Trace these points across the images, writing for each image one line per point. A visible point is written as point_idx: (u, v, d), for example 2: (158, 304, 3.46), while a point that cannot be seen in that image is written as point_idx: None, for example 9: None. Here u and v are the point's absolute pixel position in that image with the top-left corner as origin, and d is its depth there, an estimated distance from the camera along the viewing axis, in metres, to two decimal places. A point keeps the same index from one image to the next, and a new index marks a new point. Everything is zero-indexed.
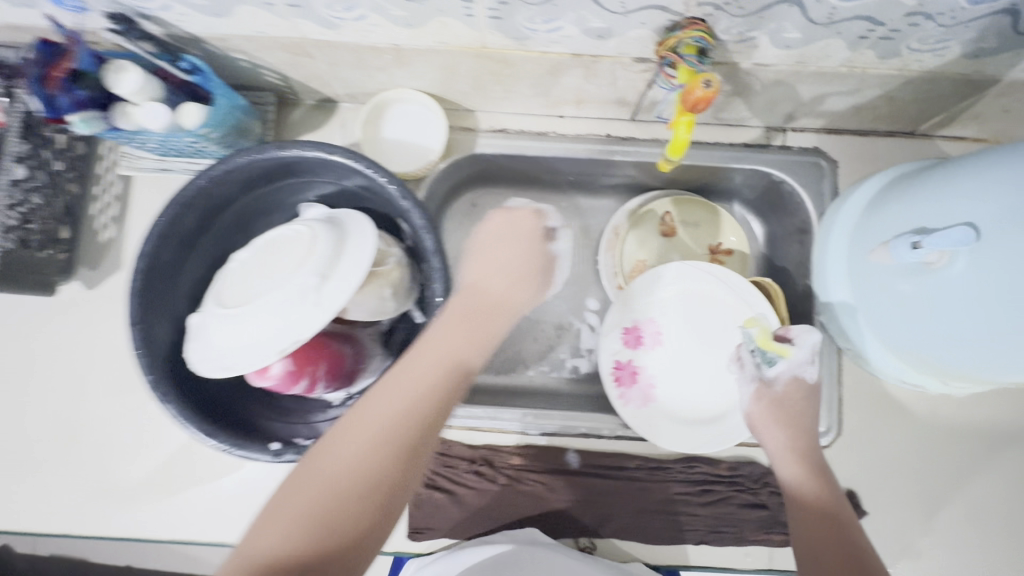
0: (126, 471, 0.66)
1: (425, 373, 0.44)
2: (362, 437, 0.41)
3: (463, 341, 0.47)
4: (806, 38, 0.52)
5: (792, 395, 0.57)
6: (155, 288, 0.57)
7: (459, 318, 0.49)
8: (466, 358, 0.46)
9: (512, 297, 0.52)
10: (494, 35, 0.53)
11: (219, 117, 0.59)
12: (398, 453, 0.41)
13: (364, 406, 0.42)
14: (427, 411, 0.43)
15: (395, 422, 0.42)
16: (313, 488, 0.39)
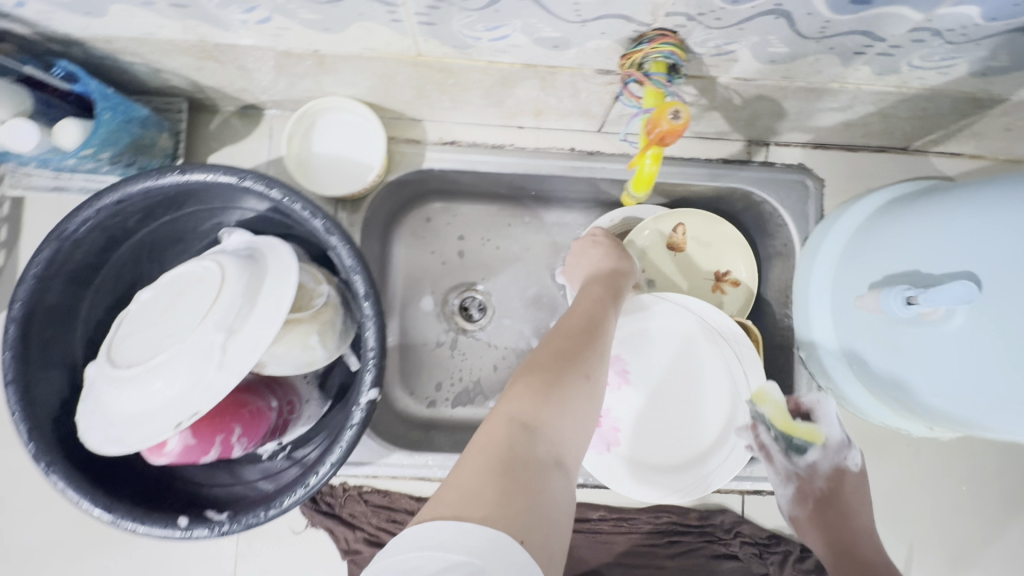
0: (27, 531, 0.59)
1: (574, 336, 0.46)
2: (527, 388, 0.41)
3: (593, 318, 0.49)
4: (793, 53, 0.44)
5: (840, 489, 0.53)
6: (36, 338, 0.49)
7: (590, 304, 0.51)
8: (608, 331, 0.49)
9: (619, 290, 0.55)
10: (430, 42, 0.45)
11: (106, 134, 0.49)
12: (569, 407, 0.41)
13: (546, 360, 0.44)
14: (591, 369, 0.44)
15: (544, 377, 0.42)
16: (509, 437, 0.38)
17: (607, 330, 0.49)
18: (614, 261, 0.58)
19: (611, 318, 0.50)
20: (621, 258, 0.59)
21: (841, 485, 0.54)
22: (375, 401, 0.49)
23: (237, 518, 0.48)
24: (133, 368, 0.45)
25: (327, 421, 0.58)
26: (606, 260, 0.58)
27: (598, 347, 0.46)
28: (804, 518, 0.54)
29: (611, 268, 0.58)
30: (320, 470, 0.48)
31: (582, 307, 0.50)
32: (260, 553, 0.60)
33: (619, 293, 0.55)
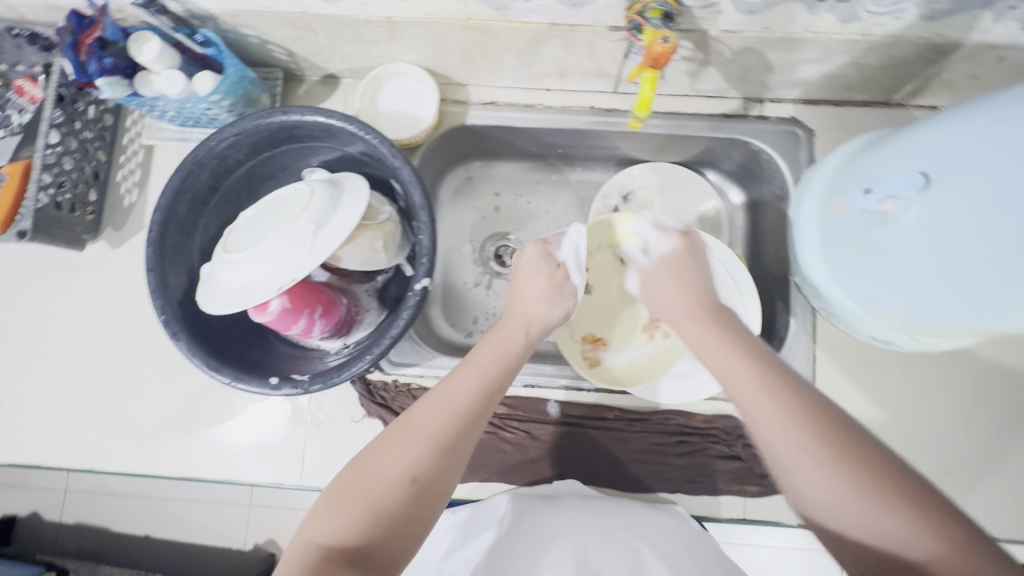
0: (145, 412, 0.73)
1: (453, 398, 0.50)
2: (397, 442, 0.48)
3: (477, 380, 0.52)
4: (767, 3, 0.55)
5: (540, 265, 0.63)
6: (170, 240, 0.63)
7: (484, 359, 0.54)
8: (492, 392, 0.52)
9: (524, 346, 0.57)
10: (477, 5, 0.58)
11: (229, 85, 0.64)
12: (437, 461, 0.47)
13: (427, 418, 0.49)
14: (465, 431, 0.49)
15: (418, 435, 0.48)
16: (379, 482, 0.46)
17: (494, 390, 0.52)
18: (559, 303, 0.62)
19: (497, 380, 0.53)
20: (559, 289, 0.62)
21: (680, 268, 0.63)
22: (427, 288, 0.61)
23: (315, 380, 0.60)
24: (243, 252, 0.58)
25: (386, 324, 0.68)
26: (550, 292, 0.62)
27: (475, 409, 0.50)
28: (780, 436, 0.45)
29: (544, 313, 0.61)
30: (382, 342, 0.60)
31: (478, 363, 0.53)
32: (327, 439, 0.72)
33: (520, 351, 0.57)
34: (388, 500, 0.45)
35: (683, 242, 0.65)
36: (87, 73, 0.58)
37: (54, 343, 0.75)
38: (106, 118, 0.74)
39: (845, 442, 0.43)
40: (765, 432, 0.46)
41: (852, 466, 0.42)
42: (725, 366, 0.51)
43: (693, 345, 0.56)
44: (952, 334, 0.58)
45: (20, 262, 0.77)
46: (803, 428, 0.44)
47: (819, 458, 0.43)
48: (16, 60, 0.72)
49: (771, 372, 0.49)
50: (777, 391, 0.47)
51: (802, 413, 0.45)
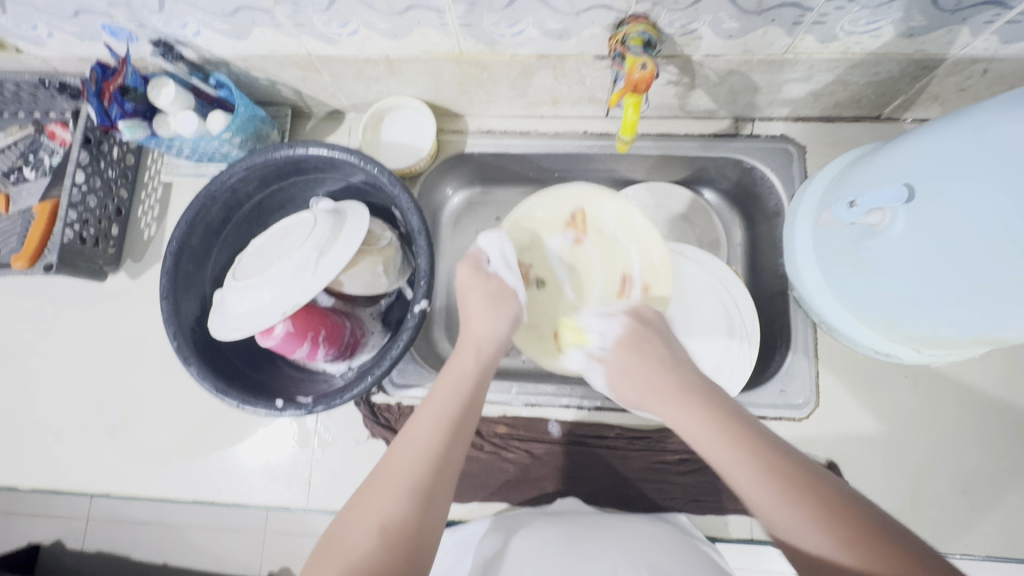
0: (160, 437, 0.76)
1: (415, 442, 0.49)
2: (372, 497, 0.46)
3: (438, 418, 0.51)
4: (744, 28, 0.57)
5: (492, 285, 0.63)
6: (182, 269, 0.66)
7: (441, 396, 0.53)
8: (456, 429, 0.51)
9: (483, 372, 0.56)
10: (468, 41, 0.62)
11: (240, 123, 0.69)
12: (408, 507, 0.45)
13: (392, 467, 0.48)
14: (434, 472, 0.47)
15: (390, 486, 0.47)
16: (353, 541, 0.44)
17: (457, 428, 0.51)
18: (503, 310, 0.62)
19: (462, 415, 0.52)
20: (498, 311, 0.61)
21: (646, 347, 0.58)
22: (425, 310, 0.62)
23: (318, 403, 0.62)
24: (250, 280, 0.61)
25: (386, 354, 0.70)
26: (488, 307, 0.61)
27: (439, 449, 0.49)
28: (763, 495, 0.43)
29: (489, 335, 0.59)
30: (383, 364, 0.61)
31: (436, 403, 0.52)
32: (332, 460, 0.73)
33: (478, 380, 0.55)
34: (366, 557, 0.43)
35: (631, 326, 0.60)
36: (110, 117, 0.63)
37: (77, 371, 0.79)
38: (129, 157, 0.80)
39: (816, 493, 0.42)
40: (747, 488, 0.44)
41: (837, 521, 0.40)
42: (703, 433, 0.48)
43: (694, 442, 0.49)
44: (953, 345, 0.58)
45: (48, 294, 0.81)
46: (786, 499, 0.41)
47: (806, 517, 0.40)
48: (49, 108, 0.79)
49: (737, 427, 0.47)
50: (744, 448, 0.45)
51: (773, 468, 0.43)
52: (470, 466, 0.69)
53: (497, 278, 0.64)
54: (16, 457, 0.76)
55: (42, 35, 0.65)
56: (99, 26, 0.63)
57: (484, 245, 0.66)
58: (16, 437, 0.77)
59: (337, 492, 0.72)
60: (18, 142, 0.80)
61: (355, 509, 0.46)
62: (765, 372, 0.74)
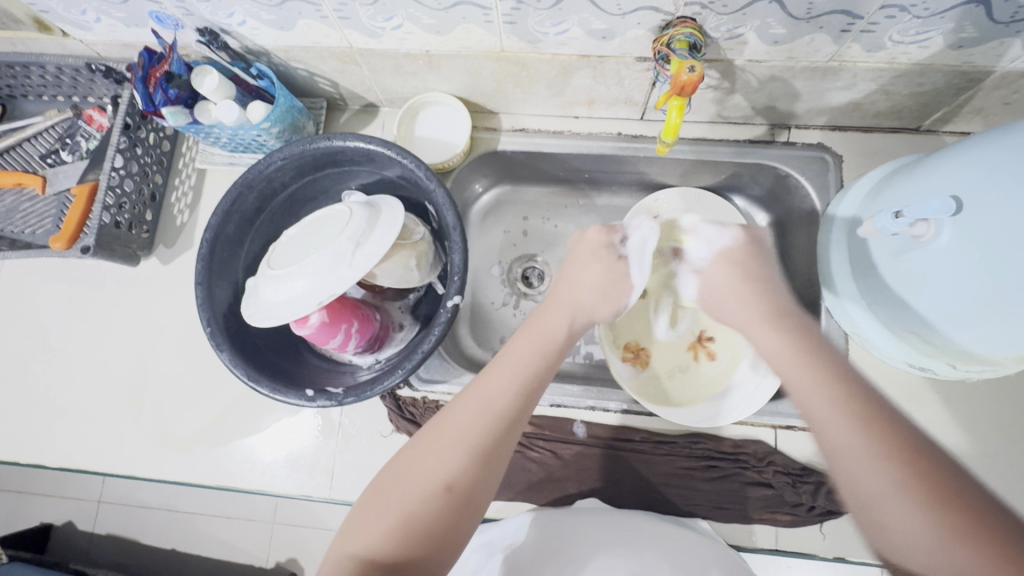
0: (185, 422, 0.76)
1: (490, 401, 0.48)
2: (435, 446, 0.46)
3: (515, 376, 0.50)
4: (791, 34, 0.57)
5: (589, 247, 0.61)
6: (217, 256, 0.67)
7: (521, 354, 0.52)
8: (532, 391, 0.49)
9: (568, 338, 0.55)
10: (511, 38, 0.62)
11: (279, 114, 0.69)
12: (476, 467, 0.45)
13: (463, 420, 0.47)
14: (504, 435, 0.47)
15: (460, 438, 0.46)
16: (413, 490, 0.44)
17: (534, 391, 0.50)
18: (610, 298, 0.59)
19: (539, 373, 0.51)
20: (614, 279, 0.59)
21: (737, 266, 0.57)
22: (458, 305, 0.62)
23: (347, 394, 0.62)
24: (286, 269, 0.62)
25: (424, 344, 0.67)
26: (605, 282, 0.59)
27: (513, 410, 0.48)
28: (851, 438, 0.41)
29: (597, 300, 0.58)
30: (413, 358, 0.61)
31: (518, 364, 0.51)
32: (355, 453, 0.73)
33: (566, 339, 0.55)
34: (425, 508, 0.44)
35: (742, 242, 0.58)
36: (154, 104, 0.63)
37: (106, 354, 0.80)
38: (165, 144, 0.80)
39: (910, 455, 0.40)
40: (841, 442, 0.42)
41: (922, 488, 0.39)
42: (808, 380, 0.45)
43: (774, 360, 0.49)
44: (990, 362, 0.57)
45: (80, 276, 0.82)
46: (874, 454, 0.40)
47: (884, 461, 0.40)
48: (87, 93, 0.81)
49: (841, 384, 0.44)
50: (846, 410, 0.42)
51: (877, 436, 0.41)
52: None
53: (626, 265, 0.61)
54: (43, 436, 0.77)
55: (89, 21, 0.66)
56: (146, 12, 0.63)
57: (632, 227, 0.65)
58: (43, 417, 0.78)
59: (359, 483, 0.72)
60: (57, 125, 0.82)
61: (419, 451, 0.47)
62: None
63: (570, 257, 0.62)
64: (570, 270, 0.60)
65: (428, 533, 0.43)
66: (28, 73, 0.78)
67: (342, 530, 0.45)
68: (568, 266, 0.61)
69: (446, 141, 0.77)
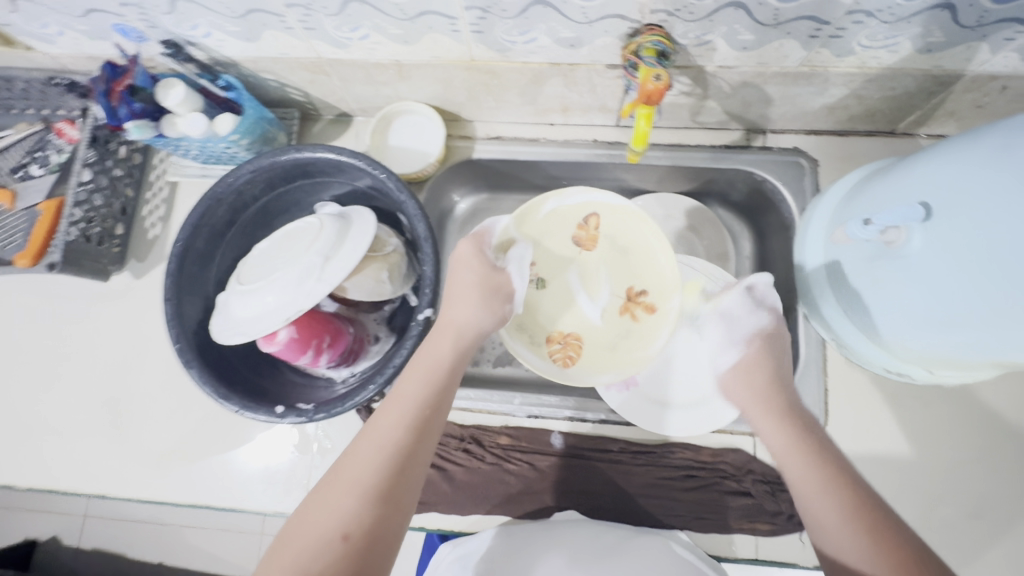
0: (159, 438, 0.75)
1: (380, 442, 0.51)
2: (333, 499, 0.48)
3: (401, 415, 0.53)
4: (760, 40, 0.56)
5: (469, 264, 0.65)
6: (187, 271, 0.66)
7: (409, 392, 0.55)
8: (420, 422, 0.53)
9: (454, 363, 0.59)
10: (479, 47, 0.61)
11: (248, 126, 0.68)
12: (373, 510, 0.47)
13: (354, 468, 0.50)
14: (395, 471, 0.50)
15: (355, 486, 0.49)
16: (314, 544, 0.45)
17: (423, 422, 0.53)
18: (491, 306, 0.64)
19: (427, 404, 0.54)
20: (496, 292, 0.64)
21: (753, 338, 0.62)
22: (430, 318, 0.61)
23: (319, 410, 0.61)
24: (254, 284, 0.61)
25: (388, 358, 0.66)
26: (482, 296, 0.64)
27: (402, 444, 0.51)
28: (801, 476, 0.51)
29: (479, 319, 0.63)
30: (385, 372, 0.60)
31: (403, 403, 0.54)
32: (332, 467, 0.72)
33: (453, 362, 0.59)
34: (325, 557, 0.45)
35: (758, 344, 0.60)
36: (118, 117, 0.62)
37: (78, 370, 0.78)
38: (135, 157, 0.79)
39: (855, 497, 0.48)
40: (795, 485, 0.51)
41: (862, 519, 0.47)
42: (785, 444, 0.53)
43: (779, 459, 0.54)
44: (967, 367, 0.56)
45: (52, 292, 0.81)
46: (834, 499, 0.48)
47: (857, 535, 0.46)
48: (57, 106, 0.79)
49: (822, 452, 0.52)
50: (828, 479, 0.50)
51: (827, 486, 0.49)
52: (472, 477, 0.69)
53: (502, 273, 0.66)
54: (13, 456, 0.76)
55: (53, 34, 0.65)
56: (109, 25, 0.63)
57: (491, 229, 0.69)
58: (14, 436, 0.76)
59: None
60: (26, 139, 0.80)
61: (313, 505, 0.48)
62: None
63: (453, 271, 0.66)
64: (455, 289, 0.64)
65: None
66: None
67: None
68: (449, 293, 0.64)
69: (419, 151, 0.76)
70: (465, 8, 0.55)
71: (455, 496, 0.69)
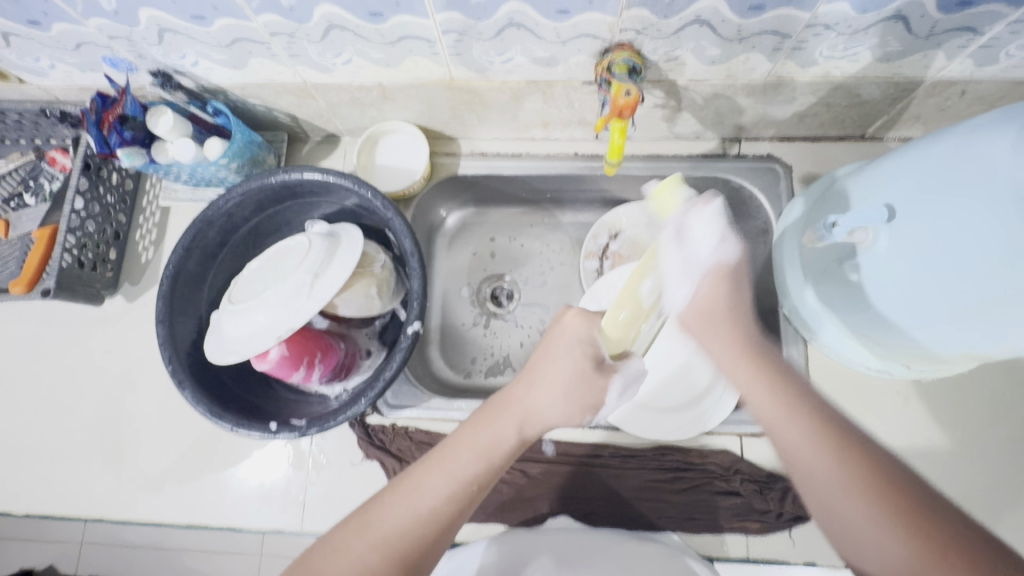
0: (155, 460, 0.76)
1: (490, 437, 0.52)
2: (432, 473, 0.49)
3: (450, 479, 0.49)
4: (727, 54, 0.59)
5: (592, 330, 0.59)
6: (178, 293, 0.67)
7: (522, 399, 0.55)
8: (467, 500, 0.49)
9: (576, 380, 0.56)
10: (459, 68, 0.64)
11: (237, 149, 0.70)
12: (459, 495, 0.49)
13: (456, 451, 0.51)
14: (429, 542, 0.47)
15: (457, 468, 0.50)
16: (400, 515, 0.47)
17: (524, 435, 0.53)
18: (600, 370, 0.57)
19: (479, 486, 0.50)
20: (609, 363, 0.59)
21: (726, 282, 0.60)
22: (419, 331, 0.63)
23: (312, 425, 0.62)
24: (245, 303, 0.62)
25: (387, 366, 0.63)
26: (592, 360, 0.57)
27: (446, 517, 0.48)
28: (787, 427, 0.50)
29: (552, 412, 0.55)
30: (376, 385, 0.61)
31: (458, 465, 0.50)
32: (328, 482, 0.73)
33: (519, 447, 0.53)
34: (411, 530, 0.47)
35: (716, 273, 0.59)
36: (109, 145, 0.64)
37: (72, 395, 0.79)
38: (127, 183, 0.81)
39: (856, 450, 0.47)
40: (789, 442, 0.49)
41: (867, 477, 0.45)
42: (761, 396, 0.53)
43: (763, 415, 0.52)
44: (941, 360, 0.58)
45: (47, 318, 0.82)
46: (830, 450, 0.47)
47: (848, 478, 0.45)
48: (49, 136, 0.81)
49: (795, 398, 0.51)
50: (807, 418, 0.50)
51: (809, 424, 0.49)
52: None
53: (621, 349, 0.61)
54: (10, 483, 0.76)
55: (44, 67, 0.67)
56: (100, 57, 0.65)
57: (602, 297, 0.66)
58: (10, 463, 0.77)
59: (334, 514, 0.72)
60: (19, 168, 0.81)
61: (412, 474, 0.50)
62: None
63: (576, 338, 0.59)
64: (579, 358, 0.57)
65: (405, 551, 0.46)
66: None
67: (322, 543, 0.47)
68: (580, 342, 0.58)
69: (404, 168, 0.78)
70: (443, 31, 0.57)
71: None
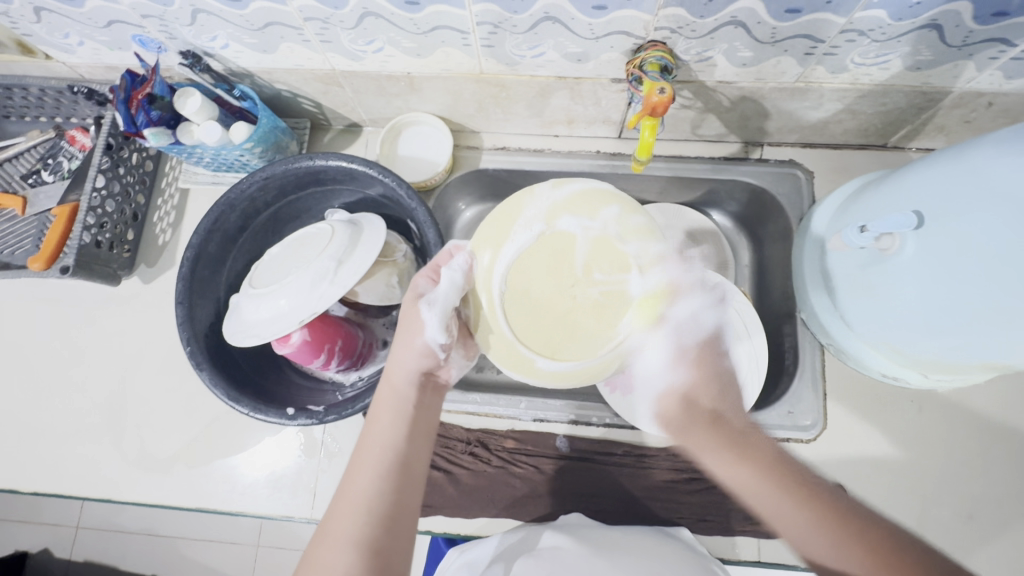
0: (165, 443, 0.75)
1: (395, 415, 0.52)
2: (357, 472, 0.49)
3: (377, 465, 0.49)
4: (758, 56, 0.59)
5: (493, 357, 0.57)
6: (198, 275, 0.67)
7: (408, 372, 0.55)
8: (401, 476, 0.49)
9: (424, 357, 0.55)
10: (489, 61, 0.64)
11: (262, 134, 0.70)
12: (390, 479, 0.48)
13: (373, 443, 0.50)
14: (389, 520, 0.47)
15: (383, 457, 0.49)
16: (347, 514, 0.46)
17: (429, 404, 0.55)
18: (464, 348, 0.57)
19: (406, 438, 0.51)
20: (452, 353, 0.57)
21: (704, 363, 0.57)
22: None
23: (329, 412, 0.61)
24: (267, 289, 0.62)
25: None
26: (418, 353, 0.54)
27: (390, 498, 0.47)
28: (744, 480, 0.50)
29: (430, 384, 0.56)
30: None
31: (376, 453, 0.49)
32: (338, 471, 0.73)
33: (417, 396, 0.54)
34: (363, 519, 0.46)
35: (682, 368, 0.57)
36: (137, 125, 0.64)
37: (83, 375, 0.79)
38: (148, 164, 0.81)
39: (817, 502, 0.47)
40: (769, 508, 0.48)
41: (841, 527, 0.45)
42: (720, 460, 0.52)
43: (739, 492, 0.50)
44: (961, 370, 0.58)
45: (60, 297, 0.82)
46: (799, 505, 0.47)
47: (819, 529, 0.45)
48: (70, 114, 0.81)
49: (747, 451, 0.51)
50: (744, 461, 0.51)
51: (767, 482, 0.49)
52: (477, 480, 0.70)
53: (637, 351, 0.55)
54: (17, 461, 0.76)
55: (73, 44, 0.67)
56: (130, 36, 0.65)
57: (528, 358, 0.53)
58: (17, 441, 0.76)
59: None
60: (39, 146, 0.81)
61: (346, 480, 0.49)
62: (773, 393, 0.74)
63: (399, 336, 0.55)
64: (403, 345, 0.54)
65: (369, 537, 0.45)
66: (9, 95, 0.78)
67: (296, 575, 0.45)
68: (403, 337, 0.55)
69: (427, 160, 0.78)
70: (477, 22, 0.57)
71: (460, 500, 0.70)
